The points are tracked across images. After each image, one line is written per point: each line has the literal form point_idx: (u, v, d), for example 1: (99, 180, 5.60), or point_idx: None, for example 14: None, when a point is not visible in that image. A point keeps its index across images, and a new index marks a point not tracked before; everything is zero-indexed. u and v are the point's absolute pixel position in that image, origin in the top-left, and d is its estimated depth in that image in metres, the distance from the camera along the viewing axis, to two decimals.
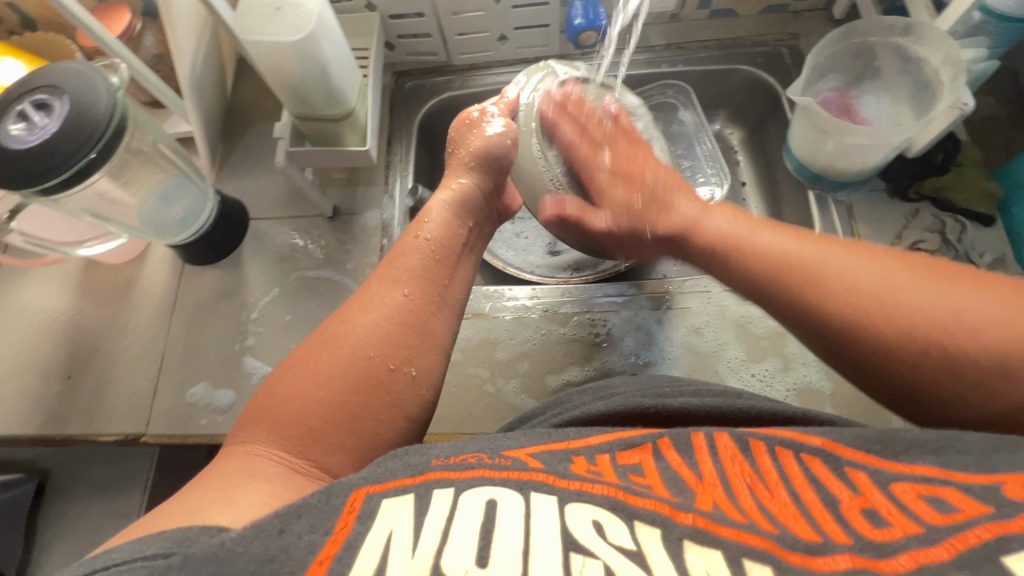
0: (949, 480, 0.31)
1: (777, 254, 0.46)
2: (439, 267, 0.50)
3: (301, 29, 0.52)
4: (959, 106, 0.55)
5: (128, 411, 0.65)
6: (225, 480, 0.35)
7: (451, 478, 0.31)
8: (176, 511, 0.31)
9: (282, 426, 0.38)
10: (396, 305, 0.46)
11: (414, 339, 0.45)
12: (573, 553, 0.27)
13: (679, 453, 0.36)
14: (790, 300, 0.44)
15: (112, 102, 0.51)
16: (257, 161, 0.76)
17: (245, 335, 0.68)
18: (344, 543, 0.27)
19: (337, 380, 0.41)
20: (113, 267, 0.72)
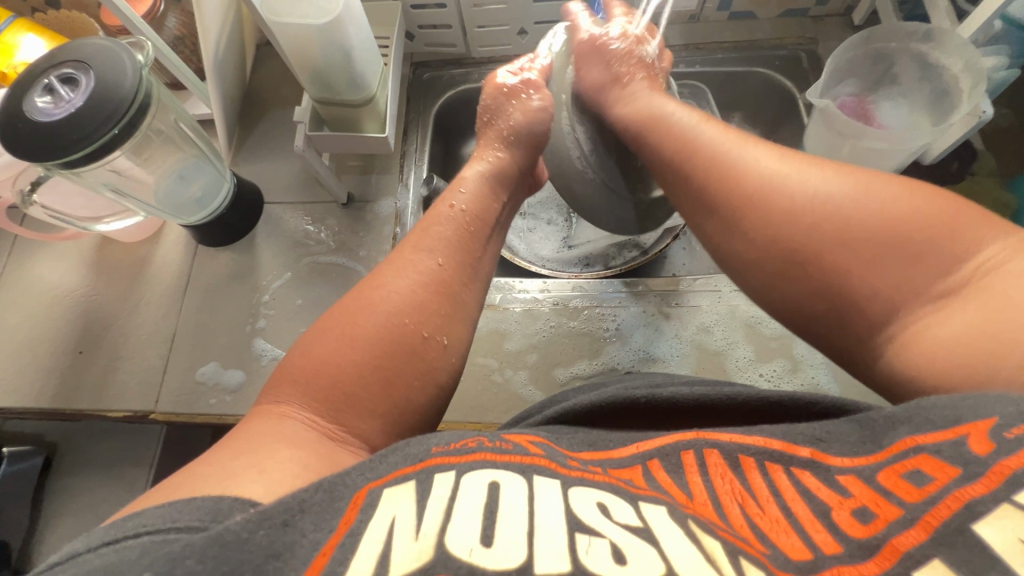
0: (918, 446, 0.30)
1: (725, 162, 0.46)
2: (472, 239, 0.50)
3: (327, 13, 0.53)
4: (977, 113, 0.55)
5: (138, 388, 0.66)
6: (256, 442, 0.35)
7: (451, 462, 0.29)
8: (203, 475, 0.31)
9: (316, 389, 0.39)
10: (432, 274, 0.46)
11: (445, 310, 0.45)
12: (578, 533, 0.26)
13: (668, 474, 0.33)
14: (725, 208, 0.46)
15: (138, 80, 0.51)
16: (273, 145, 0.77)
17: (256, 317, 0.68)
18: (349, 530, 0.26)
19: (371, 345, 0.41)
20: (128, 246, 0.72)
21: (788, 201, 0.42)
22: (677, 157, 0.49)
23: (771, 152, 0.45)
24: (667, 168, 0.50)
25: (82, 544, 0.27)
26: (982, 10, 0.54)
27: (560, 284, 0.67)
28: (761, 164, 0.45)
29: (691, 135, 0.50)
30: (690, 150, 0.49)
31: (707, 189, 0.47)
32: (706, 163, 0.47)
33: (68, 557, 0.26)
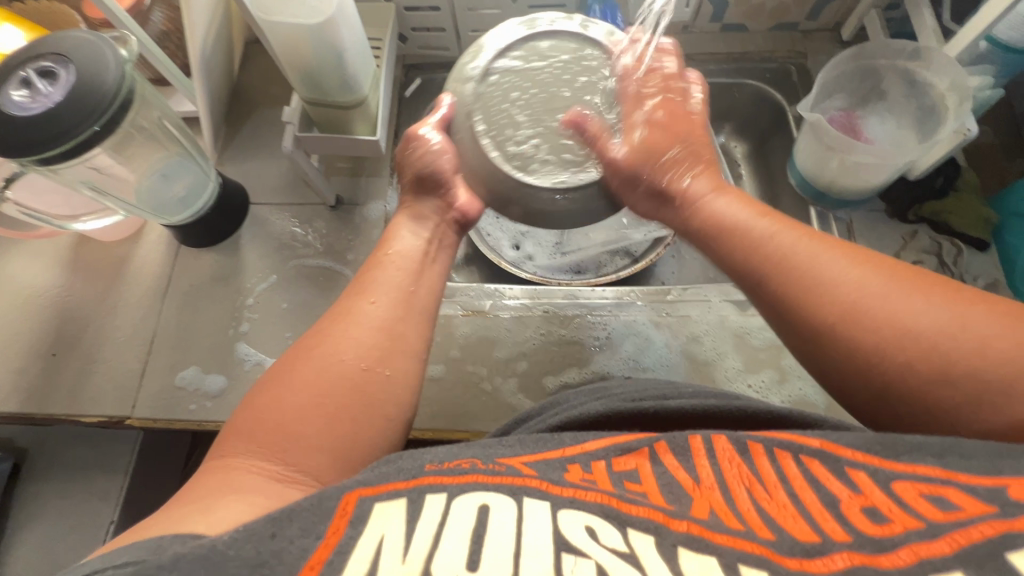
0: (951, 481, 0.30)
1: (801, 279, 0.42)
2: (406, 276, 0.48)
3: (319, 13, 0.52)
4: (962, 131, 0.56)
5: (114, 393, 0.63)
6: (208, 491, 0.34)
7: (443, 483, 0.30)
8: (154, 523, 0.31)
9: (258, 437, 0.37)
10: (365, 315, 0.44)
11: (386, 342, 0.43)
12: (565, 553, 0.27)
13: (676, 457, 0.35)
14: (803, 332, 0.41)
15: (120, 75, 0.50)
16: (260, 145, 0.75)
17: (239, 321, 0.66)
18: (336, 548, 0.26)
19: (307, 388, 0.40)
20: (106, 245, 0.70)
21: (878, 331, 0.38)
22: (749, 264, 0.45)
23: (820, 246, 0.43)
24: (740, 276, 0.46)
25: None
26: (969, 30, 0.55)
27: (548, 292, 0.67)
28: (840, 282, 0.40)
29: (759, 242, 0.45)
30: (763, 262, 0.44)
31: (780, 308, 0.43)
32: (780, 282, 0.43)
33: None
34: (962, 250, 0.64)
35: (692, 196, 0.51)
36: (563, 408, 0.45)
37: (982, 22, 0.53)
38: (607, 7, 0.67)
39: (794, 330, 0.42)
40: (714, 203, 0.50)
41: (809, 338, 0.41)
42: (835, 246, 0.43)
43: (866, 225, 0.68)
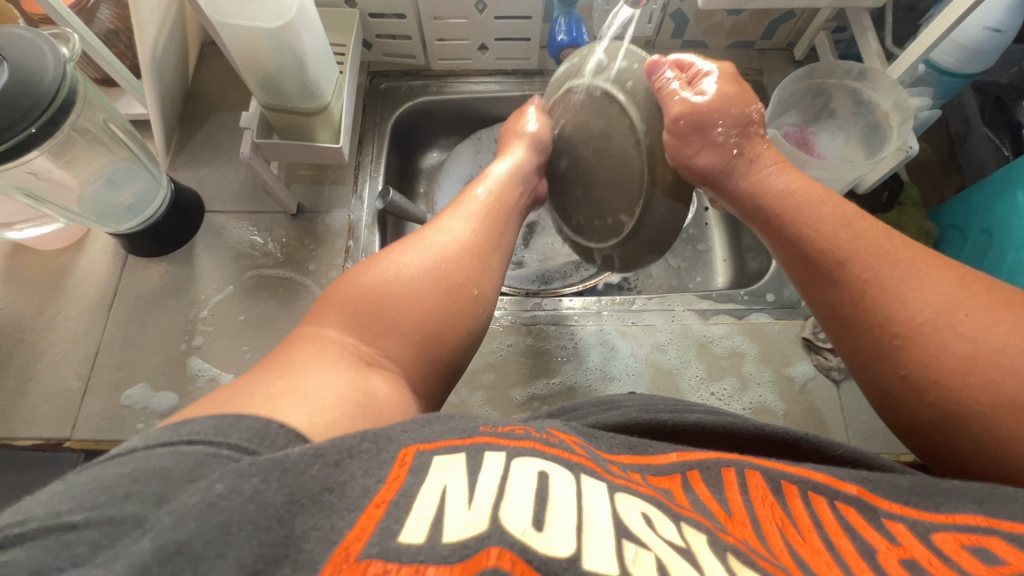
0: (995, 530, 0.30)
1: (893, 286, 0.41)
2: (497, 217, 0.53)
3: (280, 16, 0.50)
4: (905, 149, 0.60)
5: (51, 414, 0.59)
6: (299, 367, 0.36)
7: (501, 444, 0.29)
8: (252, 394, 0.32)
9: (357, 318, 0.41)
10: (462, 238, 0.49)
11: (476, 263, 0.48)
12: (624, 540, 0.24)
13: (708, 487, 0.33)
14: (880, 333, 0.41)
15: (61, 74, 0.47)
16: (217, 150, 0.72)
17: (192, 334, 0.63)
18: (399, 491, 0.25)
19: (411, 284, 0.44)
20: (45, 254, 0.66)
21: (964, 347, 0.38)
22: (831, 260, 0.44)
23: (908, 272, 0.41)
24: (813, 263, 0.45)
25: (139, 442, 0.27)
26: (908, 54, 0.58)
27: (519, 301, 0.67)
28: (927, 294, 0.40)
29: (842, 243, 0.44)
30: (841, 260, 0.43)
31: (853, 306, 0.42)
32: (862, 280, 0.42)
33: (127, 451, 0.27)
34: None
35: (762, 184, 0.50)
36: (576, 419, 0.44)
37: (919, 48, 0.57)
38: (573, 19, 0.67)
39: (869, 329, 0.42)
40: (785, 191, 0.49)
41: (884, 340, 0.41)
42: (927, 258, 0.42)
43: None
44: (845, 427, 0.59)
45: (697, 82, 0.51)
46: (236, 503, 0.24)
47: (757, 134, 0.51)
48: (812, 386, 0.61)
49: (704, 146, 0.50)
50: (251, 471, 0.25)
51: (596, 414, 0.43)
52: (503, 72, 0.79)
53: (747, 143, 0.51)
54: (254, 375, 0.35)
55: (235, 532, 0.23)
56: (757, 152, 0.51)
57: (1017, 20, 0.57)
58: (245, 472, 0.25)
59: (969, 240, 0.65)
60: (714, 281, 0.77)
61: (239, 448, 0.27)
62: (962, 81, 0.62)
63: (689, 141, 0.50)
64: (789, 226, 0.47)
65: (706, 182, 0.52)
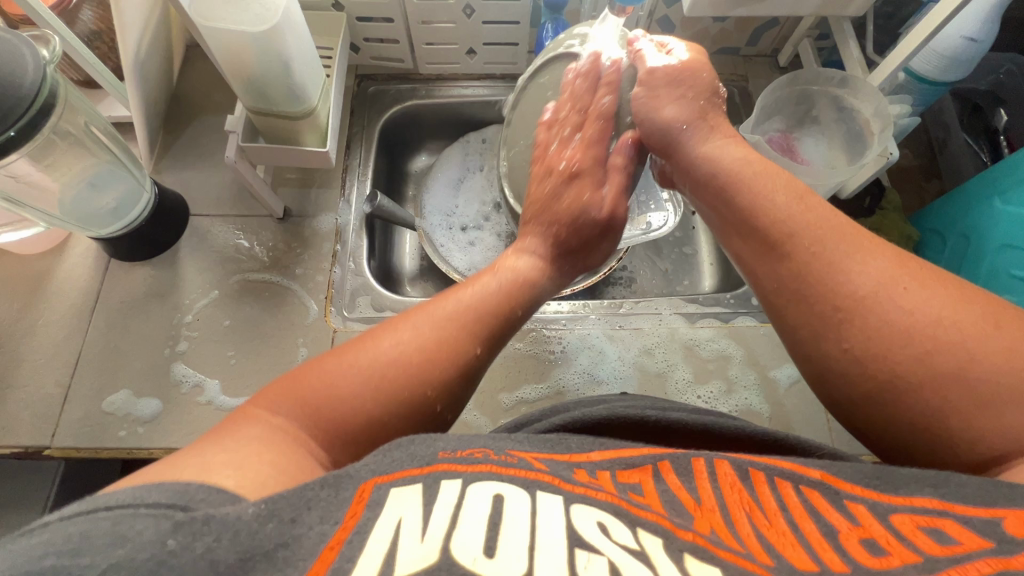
0: (948, 513, 0.30)
1: (836, 258, 0.40)
2: (504, 327, 0.46)
3: (265, 20, 0.50)
4: (885, 155, 0.61)
5: (30, 421, 0.58)
6: (243, 444, 0.33)
7: (458, 470, 0.28)
8: (185, 464, 0.30)
9: (319, 417, 0.37)
10: (463, 356, 0.42)
11: (466, 385, 0.42)
12: (578, 549, 0.24)
13: (679, 477, 0.33)
14: (822, 307, 0.39)
15: (41, 77, 0.46)
16: (203, 152, 0.71)
17: (176, 339, 0.62)
18: (353, 529, 0.25)
19: (391, 398, 0.39)
20: (25, 258, 0.65)
21: (903, 320, 0.36)
22: (779, 232, 0.42)
23: (850, 249, 0.40)
24: (760, 235, 0.44)
25: (52, 515, 0.25)
26: (888, 63, 0.59)
27: None
28: (869, 270, 0.39)
29: (792, 213, 0.42)
30: (792, 232, 0.42)
31: (797, 278, 0.41)
32: (811, 252, 0.41)
33: (40, 525, 0.24)
34: None
35: (715, 153, 0.48)
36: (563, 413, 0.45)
37: (899, 56, 0.58)
38: (560, 24, 0.68)
39: (812, 303, 0.40)
40: (733, 160, 0.47)
41: (825, 313, 0.39)
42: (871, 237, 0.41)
43: None
44: (828, 429, 0.60)
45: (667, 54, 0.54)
46: (187, 559, 0.23)
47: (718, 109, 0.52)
48: (795, 389, 0.62)
49: (660, 108, 0.50)
50: (203, 528, 0.24)
51: (583, 408, 0.44)
52: (491, 76, 0.79)
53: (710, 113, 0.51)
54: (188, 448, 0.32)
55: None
56: (715, 123, 0.51)
57: (994, 28, 0.58)
58: (197, 528, 0.24)
59: (948, 243, 0.67)
60: (701, 285, 0.78)
61: (162, 506, 0.25)
62: (941, 88, 0.64)
63: (659, 94, 0.51)
64: (736, 194, 0.46)
65: (662, 142, 0.51)
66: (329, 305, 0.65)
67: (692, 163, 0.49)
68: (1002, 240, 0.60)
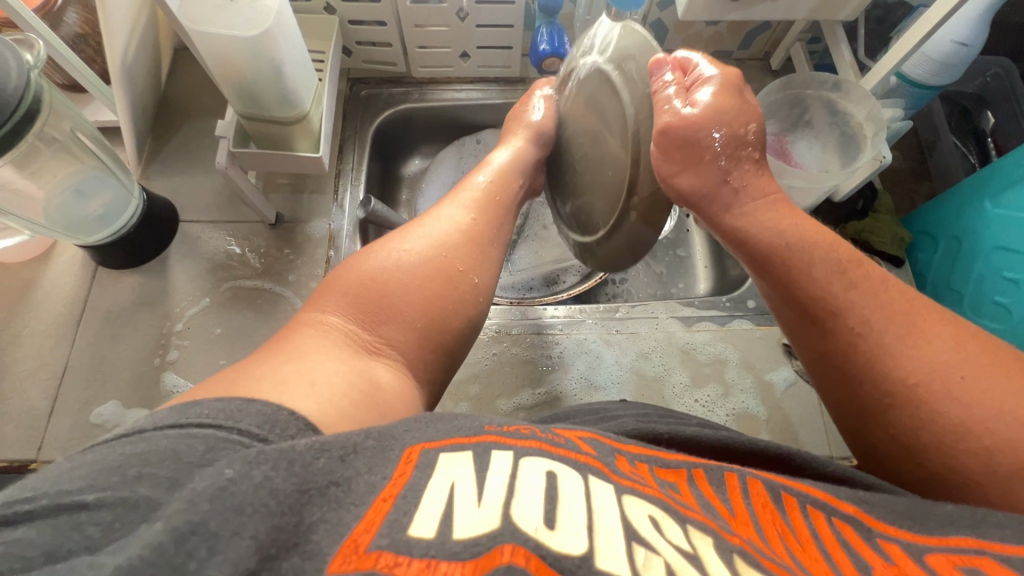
0: (985, 551, 0.31)
1: (887, 343, 0.40)
2: (497, 204, 0.52)
3: (257, 24, 0.49)
4: (879, 158, 0.62)
5: (16, 434, 0.56)
6: (304, 348, 0.36)
7: (508, 444, 0.28)
8: (260, 376, 0.32)
9: (357, 305, 0.40)
10: (464, 225, 0.48)
11: (478, 250, 0.47)
12: (635, 544, 0.23)
13: (713, 486, 0.33)
14: (869, 390, 0.40)
15: (24, 83, 0.44)
16: (192, 158, 0.70)
17: (166, 348, 0.61)
18: (407, 485, 0.24)
19: (415, 274, 0.43)
20: (9, 267, 0.63)
21: (959, 411, 0.37)
22: (822, 308, 0.43)
23: (907, 332, 0.40)
24: (802, 309, 0.44)
25: (148, 422, 0.26)
26: (880, 67, 0.60)
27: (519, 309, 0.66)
28: (924, 353, 0.39)
29: (833, 291, 0.43)
30: (834, 311, 0.42)
31: (843, 356, 0.42)
32: (855, 332, 0.41)
33: (136, 432, 0.25)
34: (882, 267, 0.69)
35: (749, 218, 0.47)
36: None
37: (892, 60, 0.58)
38: (555, 28, 0.67)
39: (860, 384, 0.41)
40: (766, 228, 0.46)
41: (875, 398, 0.40)
42: (924, 315, 0.41)
43: None
44: (825, 431, 0.60)
45: (695, 88, 0.46)
46: (246, 487, 0.23)
47: (747, 160, 0.47)
48: (792, 392, 0.62)
49: (674, 174, 0.46)
50: (259, 457, 0.24)
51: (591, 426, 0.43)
52: (485, 79, 0.78)
53: (736, 168, 0.47)
54: (258, 362, 0.34)
55: (249, 513, 0.22)
56: (744, 181, 0.47)
57: (983, 34, 0.59)
58: (255, 457, 0.24)
59: (940, 246, 0.67)
60: (696, 288, 0.78)
61: (250, 434, 0.26)
62: (931, 92, 0.64)
63: (675, 159, 0.45)
64: (776, 271, 0.45)
65: (686, 204, 0.48)
66: None
67: (724, 231, 0.48)
68: (996, 242, 0.61)
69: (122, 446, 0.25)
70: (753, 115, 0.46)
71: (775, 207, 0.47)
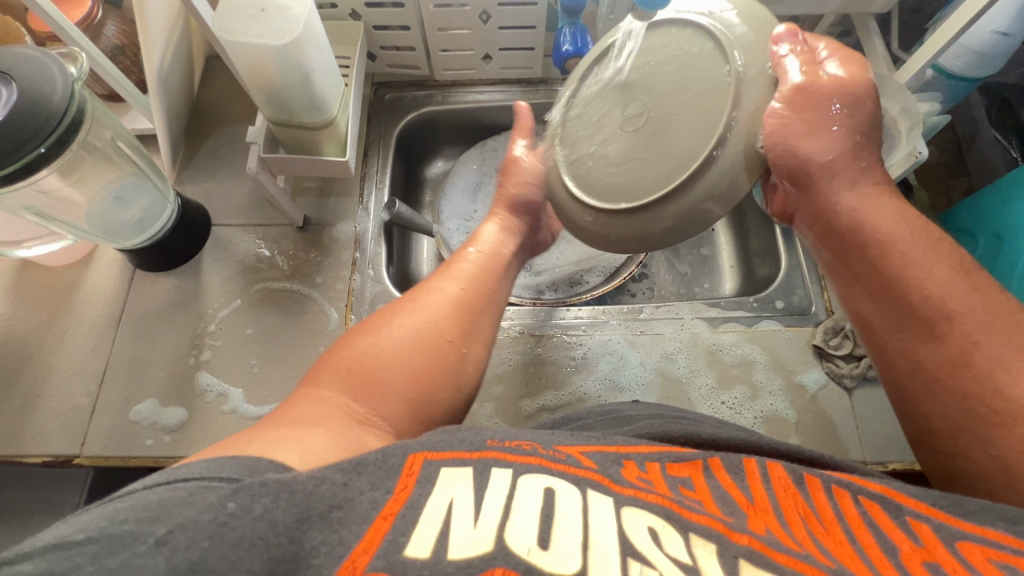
0: (1022, 552, 0.30)
1: (999, 356, 0.40)
2: (486, 270, 0.52)
3: (286, 33, 0.50)
4: (915, 153, 0.60)
5: (61, 430, 0.59)
6: (296, 422, 0.35)
7: (508, 460, 0.30)
8: (247, 442, 0.32)
9: (350, 381, 0.40)
10: (454, 295, 0.48)
11: (469, 322, 0.47)
12: (630, 559, 0.25)
13: (730, 474, 0.35)
14: (976, 404, 0.40)
15: (69, 92, 0.47)
16: (224, 163, 0.72)
17: (200, 349, 0.63)
18: (407, 502, 0.27)
19: (407, 350, 0.43)
20: (52, 270, 0.66)
21: None
22: (939, 312, 0.42)
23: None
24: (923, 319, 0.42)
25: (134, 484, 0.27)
26: (914, 60, 0.58)
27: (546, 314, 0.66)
28: None
29: (956, 297, 0.42)
30: (952, 315, 0.41)
31: (959, 369, 0.41)
32: (970, 341, 0.41)
33: (126, 492, 0.26)
34: None
35: (867, 207, 0.45)
36: (580, 428, 0.44)
37: (925, 55, 0.57)
38: (578, 28, 0.67)
39: (962, 398, 0.40)
40: (881, 220, 0.44)
41: (982, 413, 0.40)
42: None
43: None
44: (858, 435, 0.59)
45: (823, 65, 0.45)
46: (245, 520, 0.24)
47: (875, 143, 0.46)
48: (823, 394, 0.61)
49: (807, 133, 0.43)
50: (261, 490, 0.26)
51: (605, 429, 0.42)
52: (507, 81, 0.78)
53: (866, 148, 0.45)
54: (249, 431, 0.34)
55: (246, 548, 0.24)
56: (869, 164, 0.45)
57: None
58: (256, 491, 0.26)
59: (979, 245, 0.65)
60: (722, 287, 0.77)
61: (229, 479, 0.26)
62: (970, 83, 0.62)
63: (810, 118, 0.43)
64: (890, 268, 0.44)
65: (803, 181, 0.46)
66: (349, 313, 0.66)
67: (836, 214, 0.45)
68: None
69: (105, 507, 0.26)
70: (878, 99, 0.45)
71: (891, 201, 0.45)
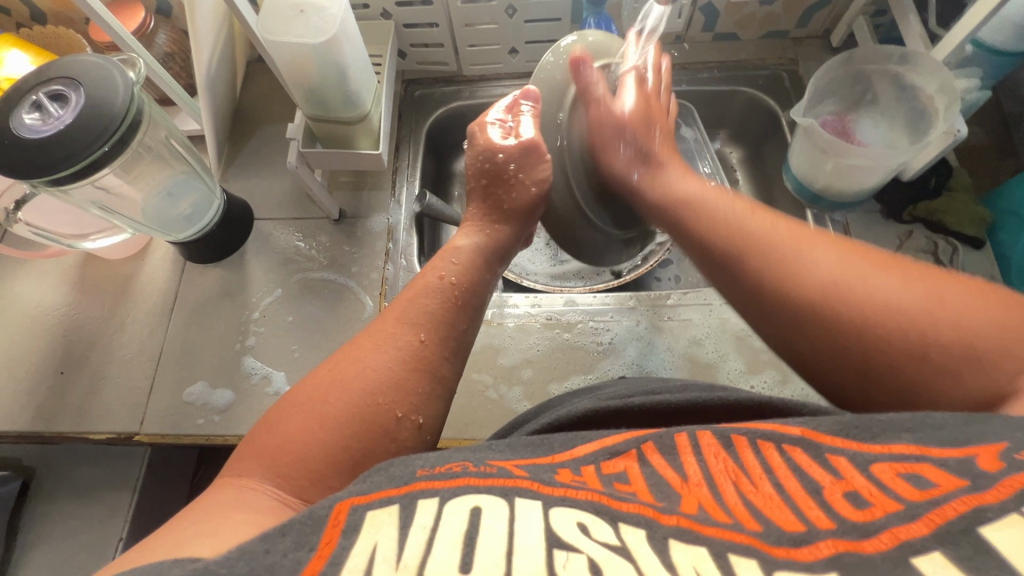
0: (926, 456, 0.30)
1: (782, 259, 0.43)
2: (458, 313, 0.49)
3: (324, 31, 0.53)
4: (952, 132, 0.57)
5: (121, 410, 0.64)
6: (217, 511, 0.34)
7: (434, 488, 0.29)
8: (158, 544, 0.30)
9: (279, 465, 0.37)
10: (412, 349, 0.44)
11: (423, 386, 0.43)
12: (556, 549, 0.26)
13: (663, 456, 0.35)
14: (785, 313, 0.42)
15: (129, 96, 0.51)
16: (266, 161, 0.76)
17: (245, 335, 0.67)
18: (328, 559, 0.25)
19: (343, 424, 0.39)
20: (111, 263, 0.71)
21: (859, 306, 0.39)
22: (731, 245, 0.46)
23: (810, 245, 0.43)
24: (724, 262, 0.46)
25: None
26: (953, 35, 0.56)
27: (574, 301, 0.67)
28: (820, 261, 0.41)
29: (743, 222, 0.47)
30: (740, 244, 0.45)
31: (761, 292, 0.43)
32: (758, 263, 0.44)
33: None
34: (957, 248, 0.65)
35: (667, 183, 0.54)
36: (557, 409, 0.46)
37: (964, 29, 0.55)
38: (602, 20, 0.68)
39: (774, 313, 0.42)
40: (685, 189, 0.53)
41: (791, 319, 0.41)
42: (807, 231, 0.45)
43: (862, 226, 0.68)
44: None
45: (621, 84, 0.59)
46: None
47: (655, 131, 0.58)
48: None
49: (614, 142, 0.56)
50: None
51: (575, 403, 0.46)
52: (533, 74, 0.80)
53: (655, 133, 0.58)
54: (167, 526, 0.32)
55: None
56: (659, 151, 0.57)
57: None
58: None
59: None
60: None
61: None
62: (1012, 59, 0.60)
63: (612, 138, 0.56)
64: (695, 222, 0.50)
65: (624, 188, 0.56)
66: (383, 300, 0.68)
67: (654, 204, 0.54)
68: None
69: None
70: (656, 105, 0.60)
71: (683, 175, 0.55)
